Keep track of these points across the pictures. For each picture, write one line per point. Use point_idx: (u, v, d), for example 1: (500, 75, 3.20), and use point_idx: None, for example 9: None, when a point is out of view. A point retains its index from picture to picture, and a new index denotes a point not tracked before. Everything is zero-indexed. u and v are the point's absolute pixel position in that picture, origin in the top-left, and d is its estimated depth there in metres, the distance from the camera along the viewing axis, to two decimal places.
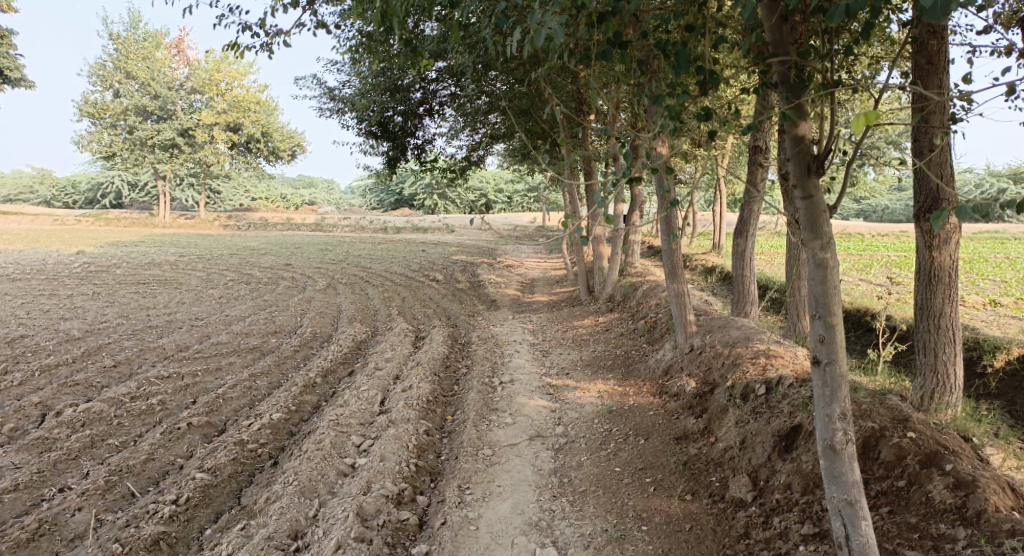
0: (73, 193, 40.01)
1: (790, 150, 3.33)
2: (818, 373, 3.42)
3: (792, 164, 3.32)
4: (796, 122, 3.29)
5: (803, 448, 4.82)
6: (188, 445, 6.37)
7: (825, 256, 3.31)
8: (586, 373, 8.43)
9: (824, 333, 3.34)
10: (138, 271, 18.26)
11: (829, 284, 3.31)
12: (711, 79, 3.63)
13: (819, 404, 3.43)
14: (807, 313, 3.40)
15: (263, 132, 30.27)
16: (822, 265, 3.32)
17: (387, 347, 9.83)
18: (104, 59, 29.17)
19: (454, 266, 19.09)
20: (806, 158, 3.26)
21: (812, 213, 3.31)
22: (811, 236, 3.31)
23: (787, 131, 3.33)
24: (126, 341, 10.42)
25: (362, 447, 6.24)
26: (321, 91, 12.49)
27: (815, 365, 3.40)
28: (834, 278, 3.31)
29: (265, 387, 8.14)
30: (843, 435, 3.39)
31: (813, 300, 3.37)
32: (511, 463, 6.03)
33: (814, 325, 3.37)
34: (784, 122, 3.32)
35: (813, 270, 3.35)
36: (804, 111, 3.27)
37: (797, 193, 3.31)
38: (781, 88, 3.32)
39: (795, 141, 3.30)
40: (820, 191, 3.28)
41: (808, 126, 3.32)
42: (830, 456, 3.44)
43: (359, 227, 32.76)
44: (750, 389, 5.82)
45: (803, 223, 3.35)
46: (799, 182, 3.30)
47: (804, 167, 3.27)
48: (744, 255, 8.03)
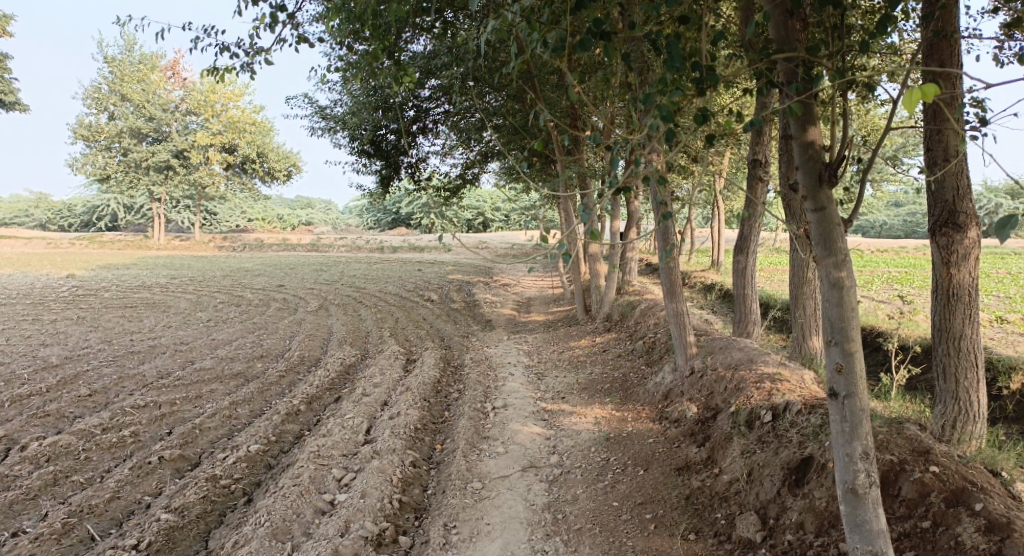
0: (69, 216, 39.69)
1: (797, 157, 3.00)
2: (835, 407, 3.07)
3: (800, 173, 2.99)
4: (805, 126, 2.96)
5: (816, 483, 4.45)
6: (158, 481, 5.99)
7: (840, 276, 2.97)
8: (582, 397, 8.06)
9: (841, 362, 2.99)
10: (127, 294, 17.88)
11: (845, 307, 2.97)
12: (707, 76, 3.33)
13: (838, 442, 3.07)
14: (821, 339, 3.06)
15: (259, 153, 30.06)
16: (838, 286, 2.98)
17: (376, 372, 9.46)
18: (98, 81, 29.01)
19: (450, 286, 18.74)
20: (817, 167, 2.94)
21: (825, 228, 2.97)
22: (825, 253, 2.97)
23: (794, 137, 3.01)
24: (106, 368, 10.03)
25: (343, 481, 5.87)
26: (312, 110, 12.22)
27: (832, 398, 3.05)
28: (851, 299, 2.97)
29: (246, 415, 7.76)
30: (866, 477, 3.04)
31: (829, 324, 3.02)
32: (501, 497, 5.65)
33: (831, 353, 3.03)
34: (791, 126, 2.99)
35: (828, 291, 3.00)
36: (814, 112, 2.95)
37: (807, 205, 2.98)
38: (787, 86, 3.02)
39: (803, 147, 2.98)
40: (834, 203, 2.95)
41: (819, 131, 3.00)
42: (853, 501, 3.08)
43: (355, 246, 32.47)
44: (755, 416, 5.46)
45: (815, 239, 3.02)
46: (810, 193, 2.97)
47: (814, 177, 2.95)
48: (745, 273, 7.68)
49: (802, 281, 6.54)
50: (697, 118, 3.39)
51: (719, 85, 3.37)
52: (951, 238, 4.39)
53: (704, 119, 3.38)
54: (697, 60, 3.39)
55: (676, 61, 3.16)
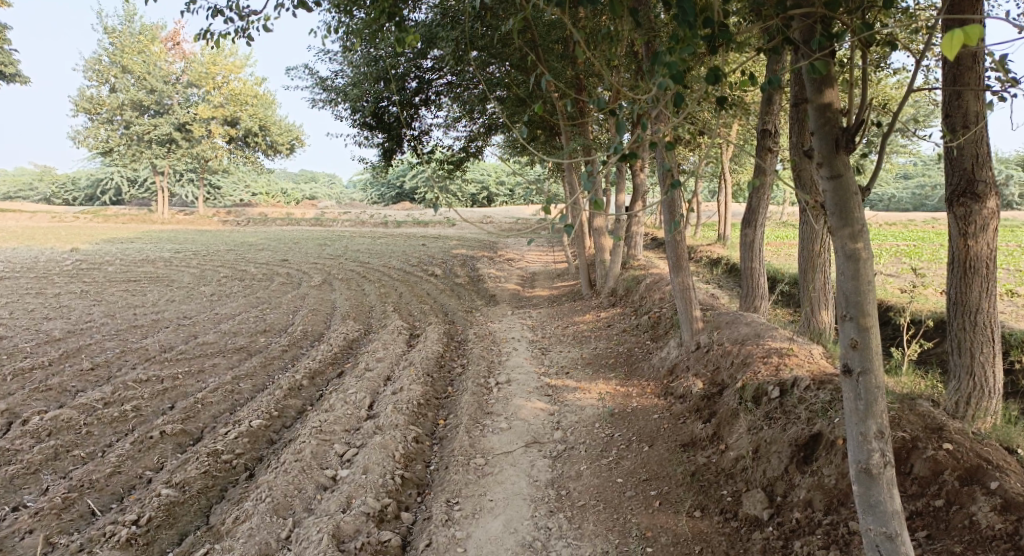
0: (73, 190, 39.55)
1: (813, 122, 2.87)
2: (848, 384, 2.96)
3: (816, 139, 2.86)
4: (821, 88, 2.83)
5: (824, 460, 4.37)
6: (160, 456, 5.95)
7: (856, 247, 2.85)
8: (587, 372, 7.98)
9: (857, 337, 2.88)
10: (131, 268, 17.81)
11: (862, 280, 2.85)
12: (720, 32, 3.19)
13: (851, 421, 2.97)
14: (835, 315, 2.95)
15: (261, 126, 29.80)
16: (854, 258, 2.85)
17: (379, 346, 9.39)
18: (99, 53, 28.72)
19: (454, 261, 18.62)
20: (835, 132, 2.80)
21: (841, 197, 2.85)
22: (841, 222, 2.84)
23: (810, 100, 2.88)
24: (109, 342, 9.99)
25: (346, 456, 5.82)
26: (313, 82, 12.03)
27: (846, 375, 2.94)
28: (868, 272, 2.85)
29: (248, 390, 7.70)
30: (881, 456, 2.95)
31: (843, 298, 2.91)
32: (504, 473, 5.59)
33: (846, 329, 2.91)
34: (806, 89, 2.86)
35: (843, 263, 2.88)
36: (831, 73, 2.82)
37: (823, 172, 2.85)
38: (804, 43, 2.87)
39: (819, 111, 2.84)
40: (851, 170, 2.82)
41: (838, 94, 2.86)
42: (867, 481, 2.99)
43: (359, 221, 32.32)
44: (762, 392, 5.37)
45: (831, 209, 2.89)
46: (826, 160, 2.84)
47: (831, 142, 2.82)
48: (753, 246, 7.55)
49: (812, 255, 6.41)
50: (709, 79, 3.26)
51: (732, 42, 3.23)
52: (969, 208, 4.25)
53: (717, 77, 3.25)
54: (709, 16, 3.26)
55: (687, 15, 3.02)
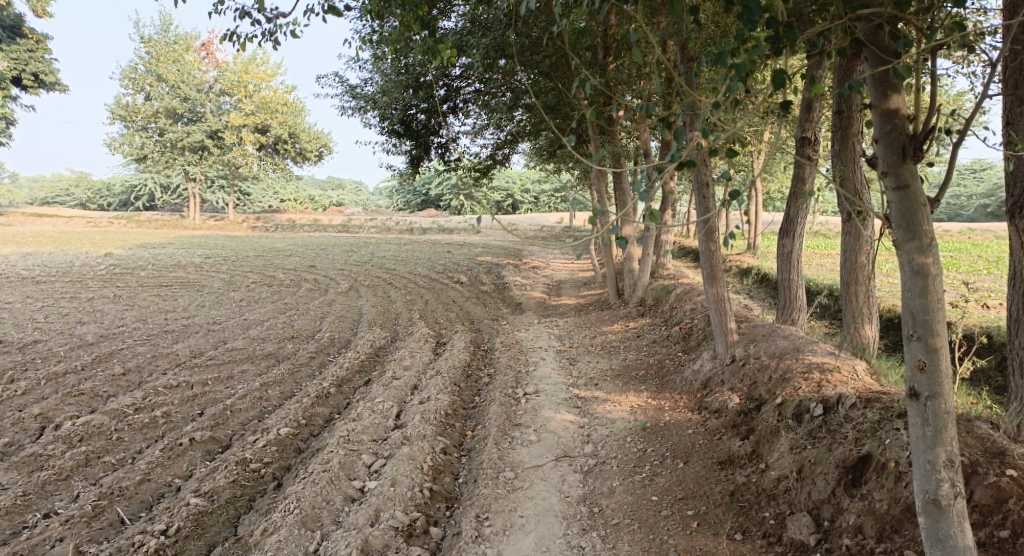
0: (106, 195, 40.27)
1: (876, 129, 2.76)
2: (915, 408, 2.83)
3: (880, 147, 2.74)
4: (886, 93, 2.72)
5: (875, 484, 4.19)
6: (189, 463, 5.91)
7: (924, 263, 2.72)
8: (617, 383, 7.81)
9: (925, 359, 2.74)
10: (161, 273, 17.99)
11: (930, 297, 2.72)
12: (787, 32, 2.99)
13: (918, 447, 2.84)
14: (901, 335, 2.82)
15: (290, 133, 30.10)
16: (922, 274, 2.72)
17: (406, 354, 9.30)
18: (135, 62, 29.24)
19: (480, 268, 18.54)
20: (901, 140, 2.68)
21: (908, 208, 2.71)
22: (907, 236, 2.72)
23: (873, 105, 2.77)
24: (140, 347, 10.03)
25: (374, 467, 5.73)
26: (343, 89, 12.04)
27: (913, 399, 2.81)
28: (936, 289, 2.71)
29: (276, 397, 7.66)
30: (950, 487, 2.82)
31: (910, 316, 2.78)
32: (535, 488, 5.45)
33: (912, 349, 2.78)
34: (869, 94, 2.75)
35: (909, 279, 2.75)
36: (897, 77, 2.70)
37: (888, 182, 2.72)
38: (869, 47, 2.75)
39: (883, 117, 2.72)
40: (919, 179, 2.69)
41: (904, 100, 2.74)
42: (934, 513, 2.86)
43: (385, 227, 32.43)
44: (804, 409, 5.17)
45: (896, 221, 2.76)
46: (891, 169, 2.71)
47: (896, 151, 2.69)
48: (791, 257, 7.34)
49: (855, 267, 6.29)
50: (775, 82, 3.07)
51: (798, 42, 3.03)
52: None
53: (782, 81, 3.08)
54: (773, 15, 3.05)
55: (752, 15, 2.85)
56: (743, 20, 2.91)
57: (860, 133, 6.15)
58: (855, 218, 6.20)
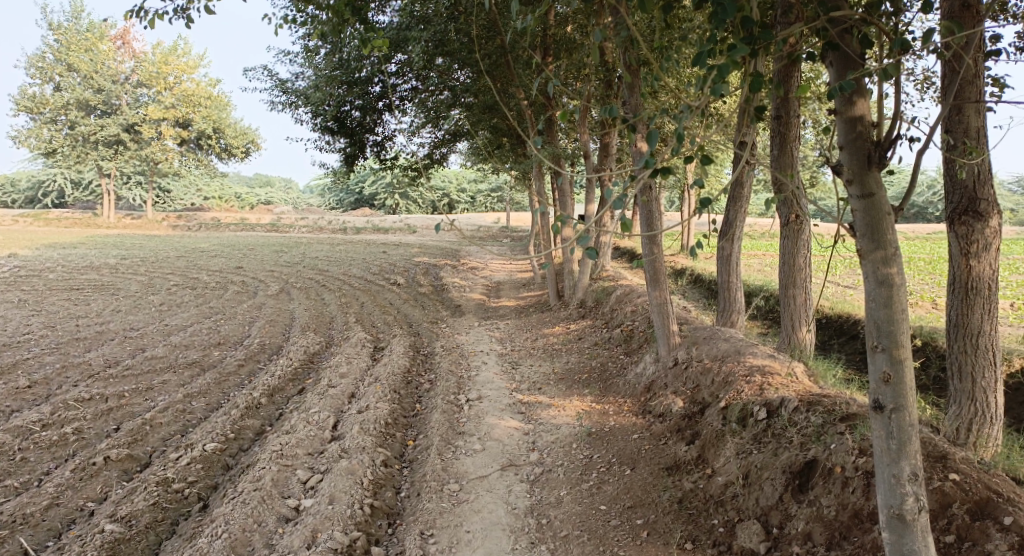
0: (12, 192, 37.83)
1: (841, 137, 2.89)
2: (880, 421, 2.96)
3: (845, 154, 2.88)
4: (852, 100, 2.86)
5: (822, 489, 4.21)
6: (103, 485, 5.47)
7: (888, 272, 2.87)
8: (560, 387, 7.71)
9: (890, 372, 2.88)
10: (74, 275, 16.93)
11: (894, 309, 2.87)
12: (761, 35, 2.99)
13: (882, 462, 2.98)
14: (865, 347, 2.96)
15: (215, 128, 28.91)
16: (886, 284, 2.87)
17: (342, 361, 8.96)
18: (42, 50, 27.52)
19: (416, 269, 18.20)
20: (866, 147, 2.83)
21: (872, 217, 2.86)
22: (872, 245, 2.87)
23: (839, 113, 2.91)
24: (49, 356, 9.35)
25: (309, 483, 5.44)
26: (272, 84, 11.57)
27: (878, 411, 2.94)
28: (900, 300, 2.87)
29: (201, 409, 7.22)
30: (914, 501, 2.96)
31: (875, 327, 2.92)
32: (481, 501, 5.28)
33: (878, 361, 2.92)
34: (834, 102, 2.89)
35: (875, 289, 2.90)
36: (862, 85, 2.85)
37: (853, 191, 2.87)
38: (841, 50, 2.86)
39: (848, 125, 2.86)
40: (882, 187, 2.84)
41: (867, 106, 2.89)
42: (898, 527, 2.99)
43: (316, 227, 31.56)
44: (748, 412, 5.17)
45: (861, 230, 2.90)
46: (857, 177, 2.86)
47: (862, 159, 2.84)
48: (730, 259, 7.40)
49: (793, 270, 6.37)
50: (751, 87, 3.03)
51: (772, 45, 3.02)
52: (971, 227, 4.33)
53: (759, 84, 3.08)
54: (746, 17, 3.02)
55: (731, 16, 2.80)
56: (719, 21, 2.86)
57: (796, 139, 6.26)
58: (793, 221, 6.30)
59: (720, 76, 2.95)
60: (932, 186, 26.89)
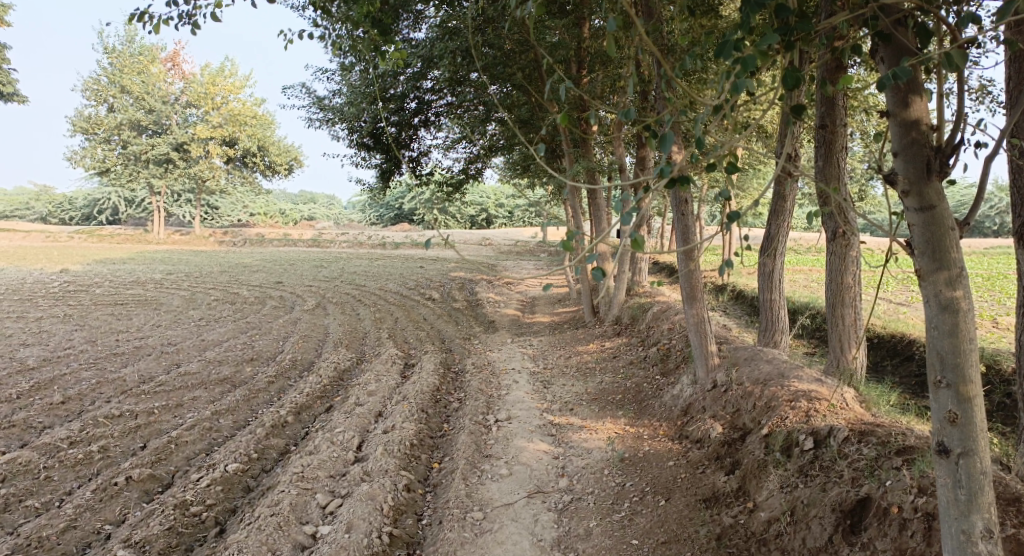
0: (69, 209, 39.02)
1: (894, 141, 2.62)
2: (946, 467, 2.70)
3: (900, 161, 2.59)
4: (907, 100, 2.58)
5: (877, 531, 3.85)
6: (122, 506, 5.39)
7: (953, 296, 2.57)
8: (593, 409, 7.41)
9: (956, 411, 2.61)
10: (119, 290, 17.23)
11: (961, 338, 2.59)
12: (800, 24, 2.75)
13: (949, 515, 2.73)
14: (927, 382, 2.68)
15: (259, 146, 29.42)
16: (951, 309, 2.58)
17: (372, 378, 8.80)
18: (97, 73, 28.41)
19: (452, 284, 18.08)
20: (925, 153, 2.54)
21: (934, 232, 2.56)
22: (934, 265, 2.57)
23: (893, 115, 2.63)
24: (85, 371, 9.41)
25: (328, 509, 5.28)
26: (310, 100, 11.59)
27: (944, 456, 2.68)
28: (967, 329, 2.58)
29: (227, 427, 7.11)
30: None
31: (938, 359, 2.64)
32: (504, 531, 5.05)
33: (942, 397, 2.64)
34: (887, 102, 2.62)
35: (937, 315, 2.61)
36: (918, 83, 2.57)
37: (910, 202, 2.58)
38: (893, 42, 2.59)
39: (903, 128, 2.59)
40: (944, 200, 2.54)
41: (926, 107, 2.59)
42: None
43: (356, 242, 31.81)
44: (792, 442, 4.82)
45: (920, 248, 2.61)
46: (914, 188, 2.57)
47: (919, 166, 2.55)
48: (772, 277, 7.01)
49: (840, 288, 5.98)
50: (786, 79, 2.78)
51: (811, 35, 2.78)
52: None
53: (794, 79, 2.82)
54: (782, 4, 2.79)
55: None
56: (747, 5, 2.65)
57: (844, 148, 5.88)
58: (840, 236, 5.92)
59: (746, 67, 2.74)
60: (988, 198, 25.71)
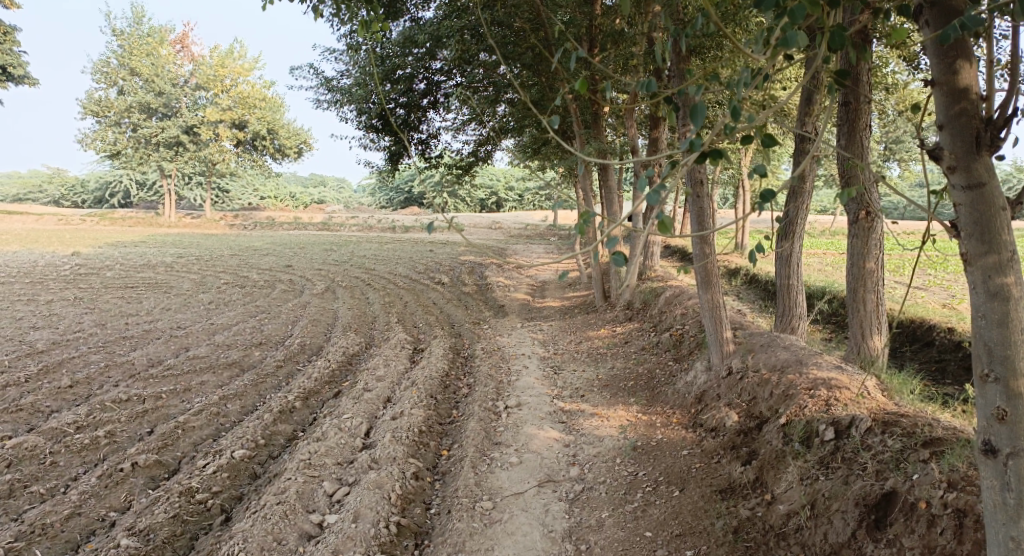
0: (81, 192, 39.06)
1: (940, 113, 2.48)
2: (993, 468, 2.56)
3: (947, 134, 2.45)
4: (954, 68, 2.44)
5: (903, 527, 3.71)
6: (128, 493, 5.32)
7: (1003, 283, 2.44)
8: (604, 395, 7.27)
9: (1005, 407, 2.47)
10: (129, 273, 17.18)
11: (1011, 329, 2.45)
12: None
13: (997, 519, 2.58)
14: (974, 376, 2.55)
15: (269, 129, 29.28)
16: (1000, 297, 2.44)
17: (381, 363, 8.70)
18: (107, 55, 28.27)
19: (462, 268, 17.96)
20: (975, 126, 2.41)
21: (983, 212, 2.43)
22: (983, 249, 2.44)
23: (936, 84, 2.49)
24: (94, 355, 9.35)
25: (336, 497, 5.19)
26: (318, 82, 11.41)
27: (991, 457, 2.54)
28: (1018, 319, 2.44)
29: (235, 412, 7.02)
30: None
31: (986, 351, 2.50)
32: (515, 521, 4.95)
33: (990, 393, 2.50)
34: (932, 69, 2.48)
35: (986, 303, 2.47)
36: (965, 50, 2.44)
37: (957, 180, 2.45)
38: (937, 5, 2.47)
39: (950, 99, 2.45)
40: (995, 177, 2.41)
41: (973, 80, 2.43)
42: None
43: (366, 226, 31.72)
44: (812, 431, 4.67)
45: (967, 230, 2.48)
46: (961, 163, 2.43)
47: (968, 140, 2.41)
48: (790, 261, 6.80)
49: (862, 273, 5.80)
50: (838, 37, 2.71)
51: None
52: None
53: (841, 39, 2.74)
54: None
55: None
56: None
57: (868, 126, 5.68)
58: (862, 219, 5.72)
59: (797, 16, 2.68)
60: None
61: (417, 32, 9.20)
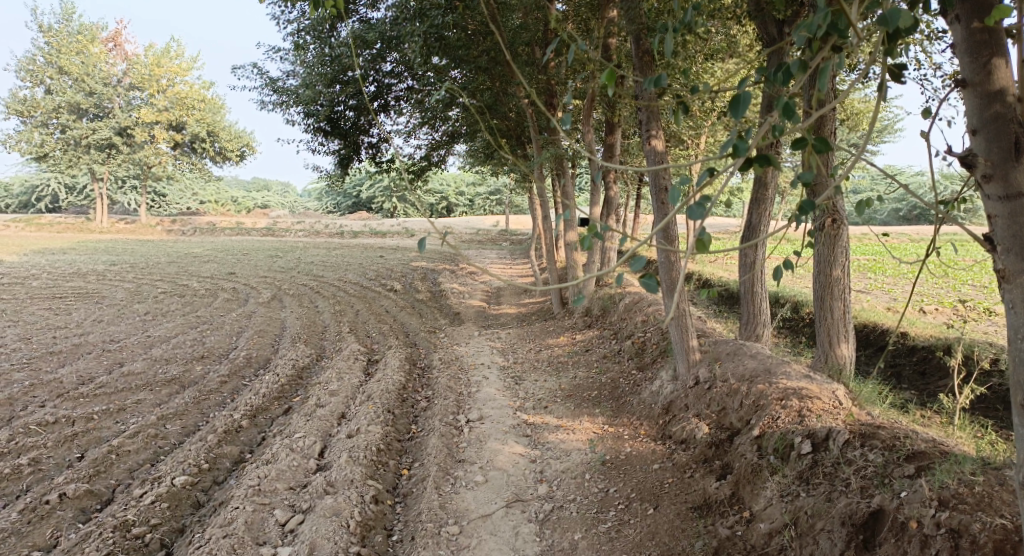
0: (5, 196, 37.08)
1: (973, 118, 2.41)
2: None
3: (982, 140, 2.38)
4: (986, 70, 2.38)
5: (893, 548, 3.59)
6: (54, 529, 4.85)
7: None
8: (568, 406, 7.04)
9: None
10: (58, 283, 16.21)
11: None
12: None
13: None
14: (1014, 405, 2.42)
15: (209, 132, 28.20)
16: None
17: (334, 376, 8.29)
18: (33, 52, 26.84)
19: (415, 274, 17.55)
20: (1012, 130, 2.34)
21: (1020, 221, 2.34)
22: (1021, 263, 2.34)
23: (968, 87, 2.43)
24: (17, 373, 8.67)
25: (288, 527, 4.83)
26: (262, 82, 10.91)
27: None
28: None
29: (175, 433, 6.54)
30: None
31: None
32: (483, 547, 4.70)
33: None
34: (964, 70, 2.42)
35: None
36: (995, 51, 2.39)
37: (993, 188, 2.37)
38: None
39: (984, 102, 2.38)
40: None
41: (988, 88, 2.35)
42: None
43: (313, 231, 30.93)
44: (788, 444, 4.52)
45: (1004, 243, 2.37)
46: (997, 171, 2.36)
47: (1005, 147, 2.34)
48: (754, 267, 6.72)
49: (829, 281, 5.74)
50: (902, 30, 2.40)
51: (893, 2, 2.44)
52: None
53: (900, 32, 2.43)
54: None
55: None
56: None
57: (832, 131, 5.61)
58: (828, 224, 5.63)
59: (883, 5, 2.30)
60: None
61: (365, 31, 8.81)
